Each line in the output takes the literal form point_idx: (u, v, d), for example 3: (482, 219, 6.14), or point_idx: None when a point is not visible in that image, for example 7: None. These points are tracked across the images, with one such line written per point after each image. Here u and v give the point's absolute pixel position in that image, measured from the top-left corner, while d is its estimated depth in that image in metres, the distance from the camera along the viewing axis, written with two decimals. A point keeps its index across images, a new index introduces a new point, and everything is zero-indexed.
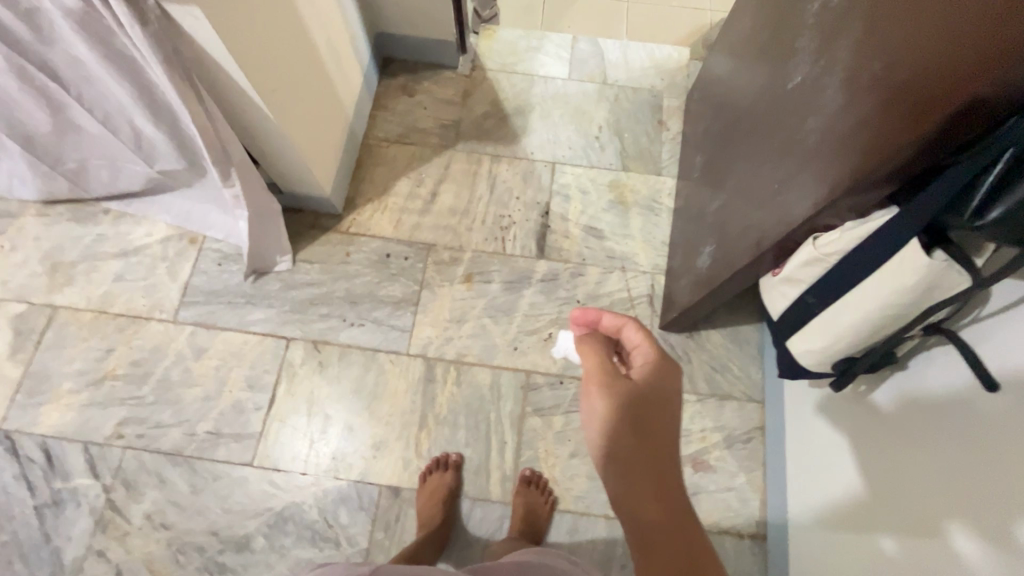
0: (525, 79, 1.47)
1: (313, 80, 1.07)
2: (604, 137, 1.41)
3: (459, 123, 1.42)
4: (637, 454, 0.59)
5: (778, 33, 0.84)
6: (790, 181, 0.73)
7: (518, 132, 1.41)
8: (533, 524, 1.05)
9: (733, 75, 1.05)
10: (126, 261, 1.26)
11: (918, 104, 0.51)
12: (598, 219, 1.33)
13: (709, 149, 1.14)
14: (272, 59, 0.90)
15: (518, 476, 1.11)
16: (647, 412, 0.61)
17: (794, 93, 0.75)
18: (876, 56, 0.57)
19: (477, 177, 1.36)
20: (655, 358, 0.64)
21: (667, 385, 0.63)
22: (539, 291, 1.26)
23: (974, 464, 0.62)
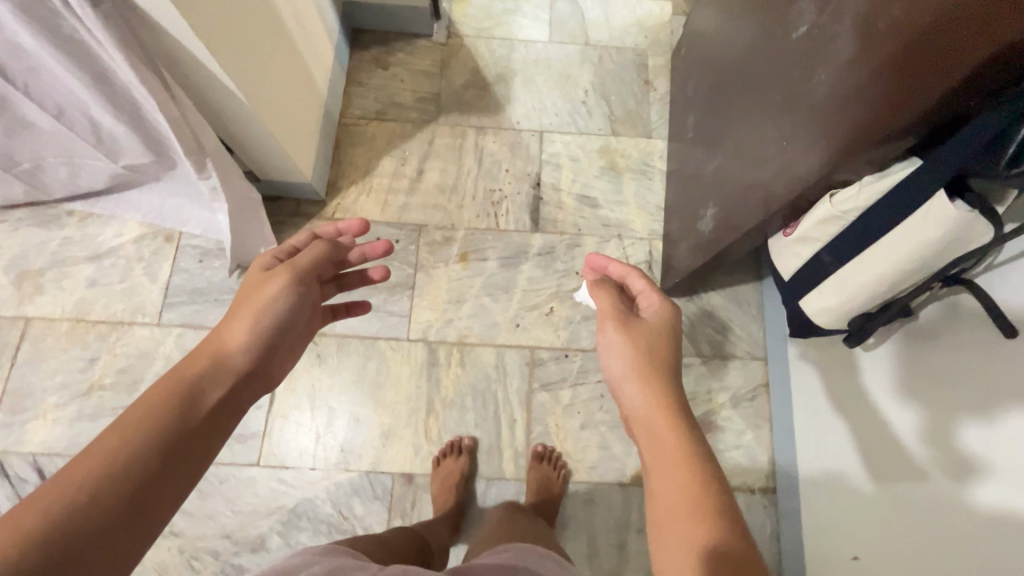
0: (504, 45, 1.40)
1: (281, 55, 0.99)
2: (591, 102, 1.36)
3: (440, 95, 1.35)
4: (650, 371, 0.69)
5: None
6: (798, 136, 0.70)
7: (501, 101, 1.35)
8: (548, 498, 1.05)
9: (724, 31, 1.01)
10: (98, 265, 1.19)
11: (940, 55, 0.48)
12: (591, 186, 1.29)
13: (702, 109, 1.11)
14: (236, 33, 0.82)
15: (530, 452, 1.11)
16: (657, 339, 0.73)
17: (799, 43, 0.72)
18: (889, 3, 0.54)
19: (463, 151, 1.31)
20: (659, 301, 0.77)
21: (671, 321, 0.76)
22: (537, 265, 1.23)
23: (927, 388, 0.74)
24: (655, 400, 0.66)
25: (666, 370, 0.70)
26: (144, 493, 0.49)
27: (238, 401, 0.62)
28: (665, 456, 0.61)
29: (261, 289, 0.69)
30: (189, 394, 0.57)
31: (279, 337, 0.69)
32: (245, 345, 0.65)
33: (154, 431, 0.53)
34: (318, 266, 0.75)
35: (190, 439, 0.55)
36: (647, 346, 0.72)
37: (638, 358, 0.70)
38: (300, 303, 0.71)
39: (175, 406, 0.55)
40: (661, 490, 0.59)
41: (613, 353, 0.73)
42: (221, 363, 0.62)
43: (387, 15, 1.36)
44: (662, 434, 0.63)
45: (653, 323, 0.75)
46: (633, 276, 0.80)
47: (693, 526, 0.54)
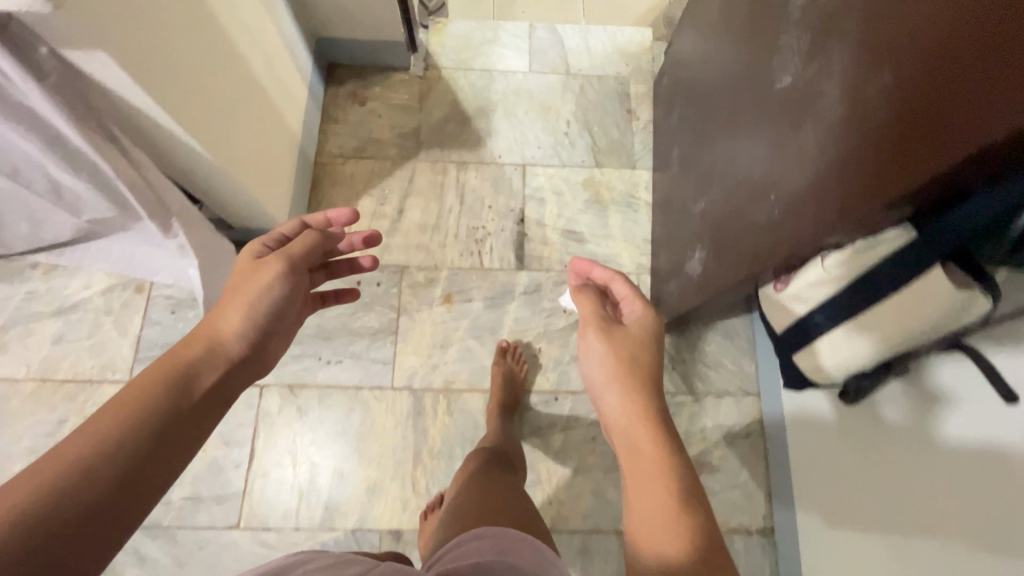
0: (483, 76, 1.38)
1: (247, 104, 0.95)
2: (573, 132, 1.34)
3: (419, 130, 1.32)
4: (631, 380, 0.66)
5: (758, 26, 0.78)
6: (789, 194, 0.68)
7: (482, 134, 1.33)
8: (512, 390, 1.11)
9: (706, 69, 0.99)
10: (65, 320, 1.14)
11: (931, 132, 0.46)
12: (576, 221, 1.27)
13: (686, 145, 1.09)
14: (196, 89, 0.78)
15: (496, 348, 1.16)
16: (639, 349, 0.69)
17: (785, 96, 0.70)
18: (880, 70, 0.52)
19: (444, 188, 1.28)
20: (642, 311, 0.74)
21: (655, 331, 0.73)
22: (523, 305, 1.20)
23: (916, 422, 0.73)
24: (635, 411, 0.63)
25: (647, 380, 0.67)
26: (139, 474, 0.47)
27: (233, 388, 0.60)
28: (644, 462, 0.59)
29: (255, 275, 0.68)
30: (183, 376, 0.55)
31: (275, 324, 0.68)
32: (239, 333, 0.63)
33: (148, 411, 0.50)
34: (311, 255, 0.75)
35: (185, 420, 0.53)
36: (629, 354, 0.69)
37: (619, 366, 0.67)
38: (293, 292, 0.70)
39: (169, 388, 0.53)
40: (638, 491, 0.57)
41: (594, 360, 0.70)
42: (216, 349, 0.60)
43: (362, 51, 1.34)
44: (640, 439, 0.61)
45: (637, 330, 0.72)
46: (617, 282, 0.79)
47: (667, 521, 0.54)
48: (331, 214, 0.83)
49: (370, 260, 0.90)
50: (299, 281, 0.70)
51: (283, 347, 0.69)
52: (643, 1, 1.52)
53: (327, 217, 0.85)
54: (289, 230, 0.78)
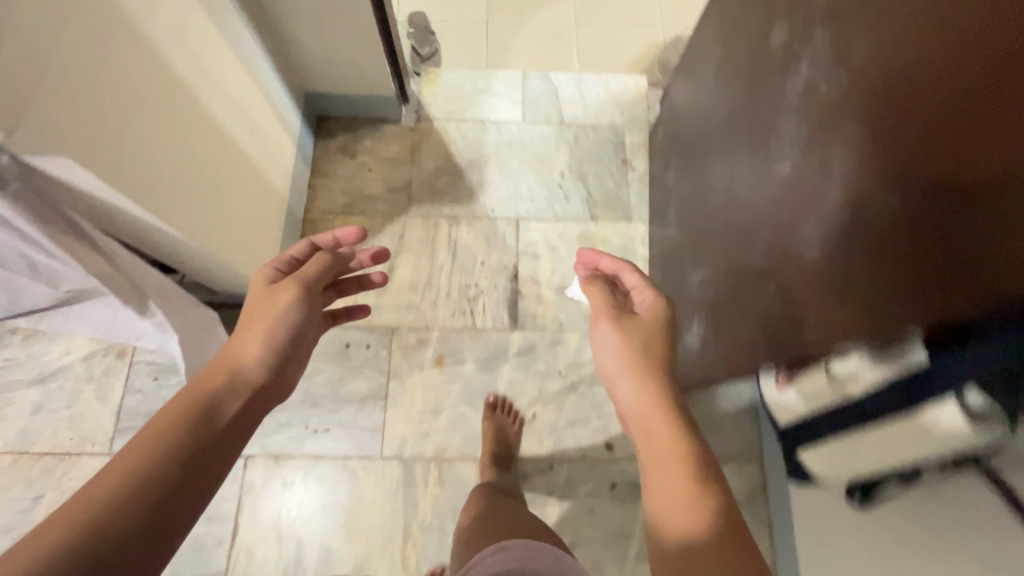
0: (476, 127, 1.36)
1: (227, 175, 0.92)
2: (567, 185, 1.32)
3: (410, 184, 1.29)
4: (645, 368, 0.65)
5: (754, 106, 0.75)
6: (791, 288, 0.64)
7: (475, 188, 1.30)
8: (504, 445, 1.08)
9: (702, 135, 0.97)
10: (44, 388, 1.10)
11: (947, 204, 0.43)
12: (571, 277, 1.24)
13: (682, 206, 1.06)
14: (164, 172, 0.75)
15: (484, 402, 1.13)
16: (650, 338, 0.68)
17: (783, 184, 0.67)
18: (893, 170, 0.49)
19: (436, 244, 1.25)
20: (652, 298, 0.73)
21: (667, 318, 0.71)
22: (517, 367, 1.17)
23: None
24: (649, 400, 0.63)
25: (660, 368, 0.66)
26: (163, 503, 0.50)
27: (253, 413, 0.62)
28: (659, 450, 0.58)
29: (270, 304, 0.68)
30: (205, 406, 0.58)
31: (293, 350, 0.68)
32: (259, 360, 0.65)
33: (171, 443, 0.53)
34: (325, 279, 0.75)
35: (208, 450, 0.56)
36: (641, 343, 0.68)
37: (632, 355, 0.66)
38: (309, 318, 0.71)
39: (190, 421, 0.56)
40: (659, 485, 0.56)
41: (607, 352, 0.69)
42: (237, 378, 0.62)
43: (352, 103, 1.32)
44: (656, 430, 0.60)
45: (648, 319, 0.71)
46: (626, 271, 0.77)
47: (693, 514, 0.53)
48: (338, 233, 0.80)
49: (381, 276, 0.88)
50: (312, 306, 0.71)
51: (298, 370, 0.71)
52: (626, 57, 1.59)
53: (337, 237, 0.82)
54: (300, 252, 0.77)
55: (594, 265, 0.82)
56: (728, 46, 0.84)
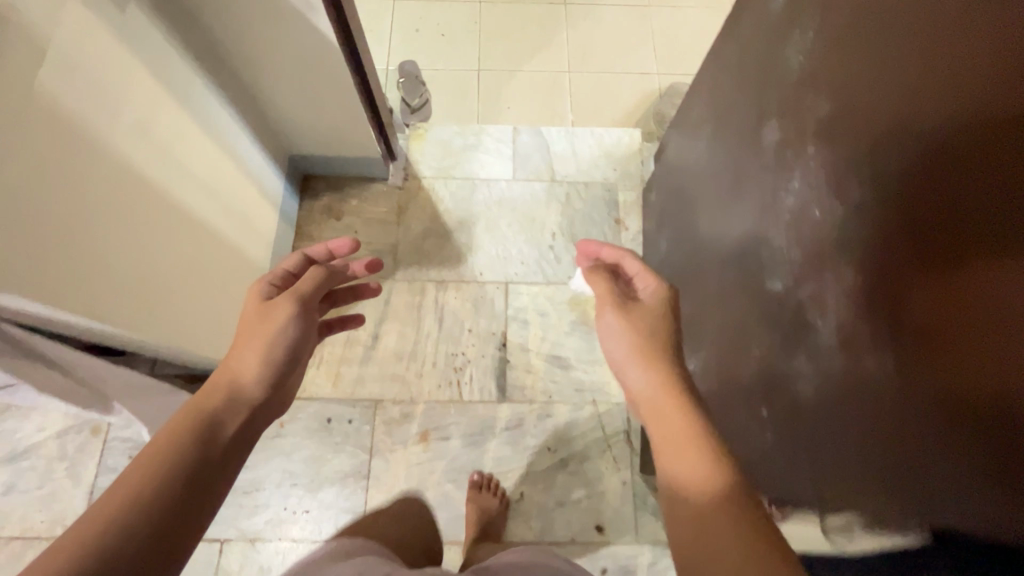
0: (465, 185, 1.32)
1: (197, 261, 0.88)
2: (559, 246, 1.28)
3: (397, 246, 1.26)
4: (655, 358, 0.60)
5: (755, 207, 0.72)
6: (796, 422, 0.61)
7: (463, 249, 1.27)
8: (488, 529, 1.02)
9: (701, 217, 0.93)
10: (14, 468, 1.07)
11: (963, 235, 0.41)
12: (562, 344, 1.20)
13: (681, 282, 1.02)
14: (125, 278, 0.71)
15: (468, 482, 1.09)
16: (661, 327, 0.63)
17: (786, 305, 0.62)
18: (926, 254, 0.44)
19: (422, 310, 1.21)
20: (659, 284, 0.68)
21: (675, 306, 0.67)
22: (505, 442, 1.12)
23: None
24: (665, 390, 0.57)
25: (673, 358, 0.60)
26: (160, 534, 0.47)
27: (254, 432, 0.58)
28: (677, 442, 0.53)
29: (269, 317, 0.64)
30: (201, 425, 0.54)
31: (292, 364, 0.65)
32: (259, 378, 0.60)
33: (168, 470, 0.49)
34: (320, 291, 0.70)
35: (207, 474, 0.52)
36: (651, 331, 0.63)
37: (641, 345, 0.61)
38: (308, 331, 0.66)
39: (188, 443, 0.52)
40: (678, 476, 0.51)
41: (614, 341, 0.64)
42: (236, 397, 0.58)
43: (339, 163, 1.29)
44: (671, 420, 0.55)
45: (654, 306, 0.66)
46: (629, 259, 0.72)
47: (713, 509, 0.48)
48: (331, 244, 0.75)
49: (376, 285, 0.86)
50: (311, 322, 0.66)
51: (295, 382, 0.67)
52: (620, 106, 1.56)
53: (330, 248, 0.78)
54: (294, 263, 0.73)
55: (595, 256, 0.75)
56: (731, 135, 0.81)
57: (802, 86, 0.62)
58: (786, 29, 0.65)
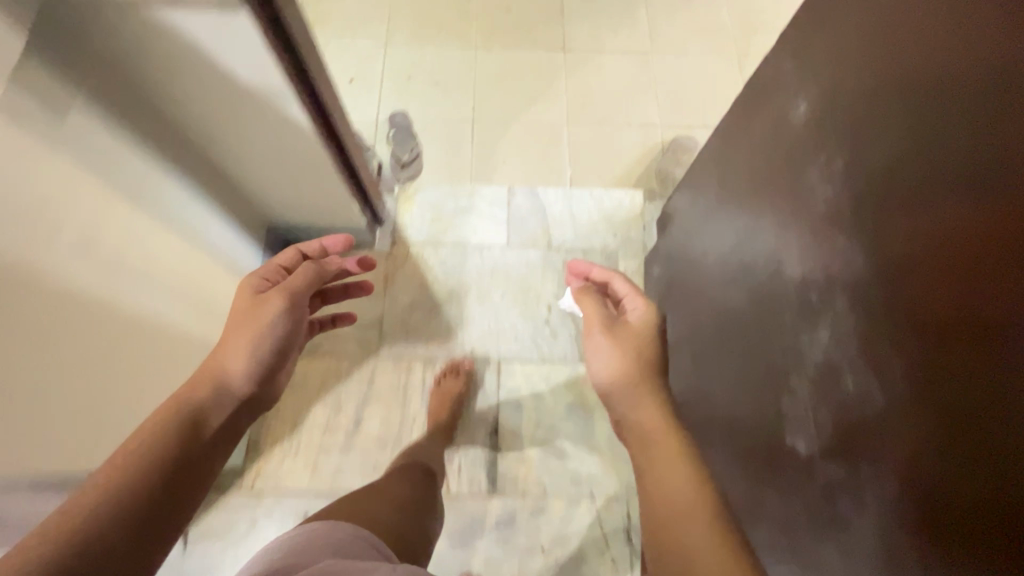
0: (456, 251, 1.25)
1: (146, 371, 0.80)
2: (555, 320, 1.20)
3: (382, 320, 1.18)
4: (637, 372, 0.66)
5: (773, 348, 0.64)
6: None
7: (452, 323, 1.19)
8: None
9: (715, 324, 0.85)
10: None
11: (930, 250, 0.42)
12: (557, 430, 1.12)
13: (693, 384, 0.95)
14: (79, 396, 0.67)
15: None
16: (643, 343, 0.70)
17: (816, 486, 0.57)
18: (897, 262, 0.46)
19: (408, 392, 1.13)
20: (644, 304, 0.75)
21: (657, 326, 0.73)
22: (495, 542, 1.04)
23: None
24: (646, 405, 0.63)
25: (654, 373, 0.67)
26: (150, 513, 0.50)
27: (241, 422, 0.63)
28: (656, 449, 0.58)
29: (258, 312, 0.68)
30: (193, 413, 0.58)
31: (278, 360, 0.69)
32: (245, 371, 0.65)
33: (161, 451, 0.54)
34: (309, 289, 0.76)
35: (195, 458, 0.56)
36: (635, 347, 0.69)
37: (624, 360, 0.67)
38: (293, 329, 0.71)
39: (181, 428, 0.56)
40: (655, 473, 0.56)
41: (600, 359, 0.70)
42: (224, 386, 0.63)
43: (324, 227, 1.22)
44: (652, 430, 0.60)
45: (640, 327, 0.72)
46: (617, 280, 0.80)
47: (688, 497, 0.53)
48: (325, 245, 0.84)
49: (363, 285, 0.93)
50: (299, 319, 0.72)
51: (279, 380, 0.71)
52: (621, 159, 1.48)
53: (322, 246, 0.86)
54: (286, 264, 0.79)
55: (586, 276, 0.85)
56: (745, 244, 0.74)
57: (829, 221, 0.55)
58: (812, 155, 0.58)
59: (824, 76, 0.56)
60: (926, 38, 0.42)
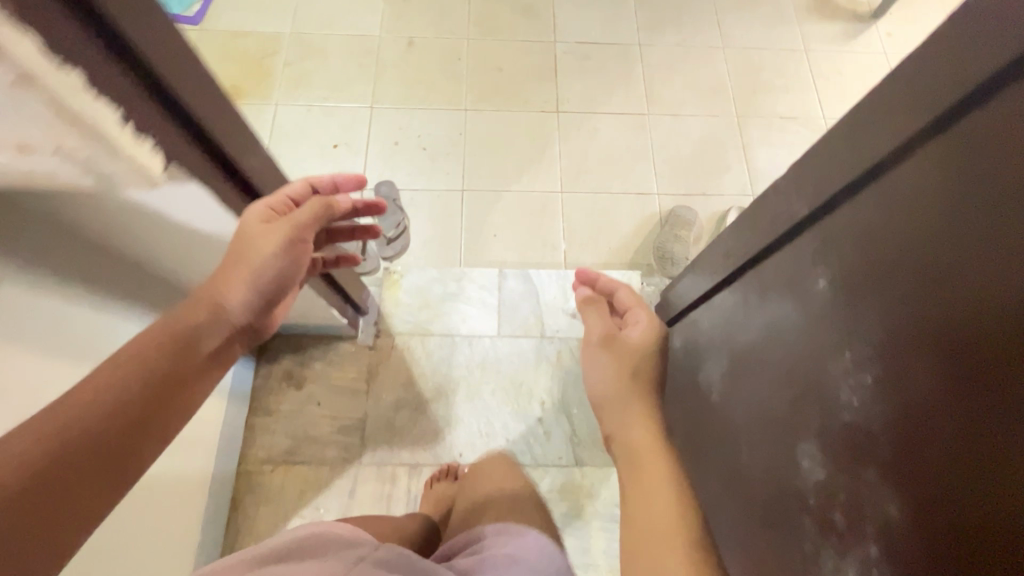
0: (444, 342, 1.18)
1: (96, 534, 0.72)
2: (548, 418, 1.13)
3: (364, 422, 1.11)
4: (630, 393, 0.67)
5: (788, 538, 0.60)
6: None
7: (440, 424, 1.12)
8: None
9: (711, 468, 0.80)
10: None
11: (948, 290, 0.42)
12: None
13: None
14: None
15: None
16: (639, 365, 0.70)
17: None
18: (908, 292, 0.46)
19: (392, 503, 1.06)
20: (646, 320, 0.75)
21: (657, 343, 0.73)
22: None
23: None
24: (643, 428, 0.64)
25: (647, 395, 0.68)
26: (123, 434, 0.48)
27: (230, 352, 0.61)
28: (647, 464, 0.61)
29: (258, 244, 0.64)
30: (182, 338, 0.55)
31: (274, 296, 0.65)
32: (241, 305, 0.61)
33: (144, 373, 0.51)
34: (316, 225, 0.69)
35: (175, 381, 0.53)
36: (631, 367, 0.69)
37: (618, 383, 0.68)
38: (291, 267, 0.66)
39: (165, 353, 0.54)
40: (641, 489, 0.59)
41: (596, 377, 0.70)
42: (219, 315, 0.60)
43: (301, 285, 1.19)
44: (642, 448, 0.62)
45: (638, 344, 0.72)
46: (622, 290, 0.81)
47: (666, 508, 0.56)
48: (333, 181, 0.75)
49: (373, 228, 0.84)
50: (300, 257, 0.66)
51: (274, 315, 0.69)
52: (618, 231, 1.42)
53: (335, 181, 0.77)
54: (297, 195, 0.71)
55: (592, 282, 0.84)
56: (756, 402, 0.68)
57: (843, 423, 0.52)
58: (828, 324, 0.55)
59: (850, 264, 0.53)
60: (966, 129, 0.42)
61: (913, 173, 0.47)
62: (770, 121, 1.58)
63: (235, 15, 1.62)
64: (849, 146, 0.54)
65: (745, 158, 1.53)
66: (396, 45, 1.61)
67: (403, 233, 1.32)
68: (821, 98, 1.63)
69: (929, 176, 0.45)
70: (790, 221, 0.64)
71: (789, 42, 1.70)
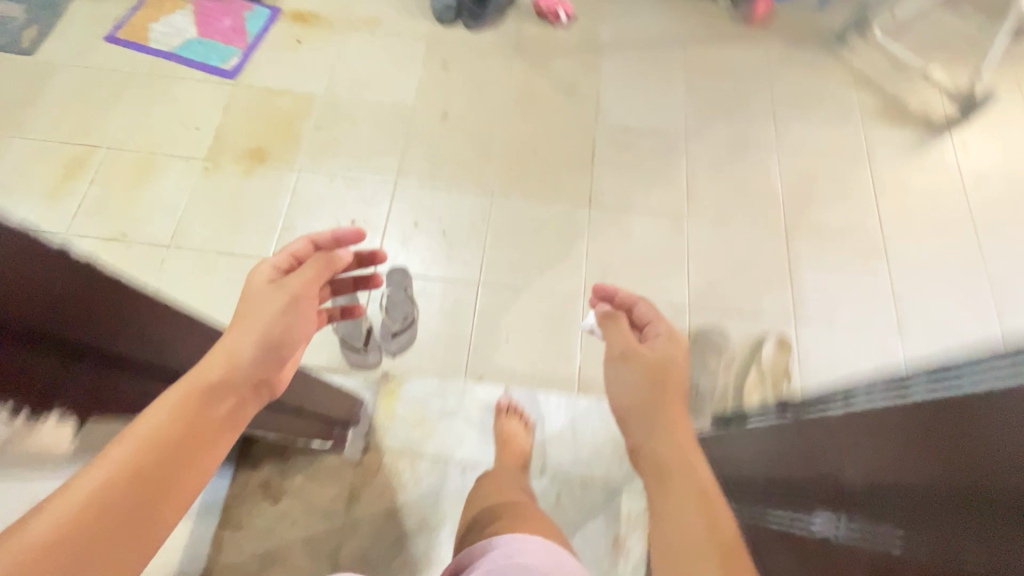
0: (435, 466, 1.11)
1: None
2: None
3: (339, 549, 1.02)
4: (654, 398, 0.65)
5: None
6: None
7: (421, 561, 1.02)
8: None
9: None
10: None
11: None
12: None
13: None
14: None
15: None
16: (662, 369, 0.68)
17: None
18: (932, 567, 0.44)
19: None
20: (667, 331, 0.74)
21: (680, 351, 0.71)
22: None
23: None
24: (670, 437, 0.60)
25: (676, 402, 0.65)
26: (138, 498, 0.47)
27: (246, 408, 0.60)
28: (677, 475, 0.56)
29: (262, 304, 0.66)
30: (201, 396, 0.55)
31: (282, 348, 0.65)
32: (254, 359, 0.61)
33: (160, 434, 0.50)
34: (317, 283, 0.73)
35: (189, 438, 0.52)
36: (652, 373, 0.68)
37: (643, 392, 0.67)
38: (299, 321, 0.68)
39: (185, 412, 0.53)
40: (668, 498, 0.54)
41: (626, 387, 0.69)
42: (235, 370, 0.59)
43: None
44: (671, 458, 0.58)
45: (662, 353, 0.70)
46: (642, 304, 0.79)
47: (692, 517, 0.52)
48: (336, 234, 0.79)
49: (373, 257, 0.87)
50: (300, 311, 0.68)
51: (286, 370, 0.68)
52: None
53: (334, 235, 0.80)
54: (298, 253, 0.75)
55: (611, 300, 0.84)
56: None
57: None
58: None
59: (895, 533, 0.50)
60: (943, 429, 0.42)
61: (937, 526, 0.44)
62: (820, 236, 1.46)
63: (271, 72, 1.59)
64: (865, 428, 0.53)
65: (788, 275, 1.40)
66: (430, 117, 1.55)
67: (411, 321, 1.25)
68: (880, 213, 1.49)
69: (943, 481, 0.43)
70: (823, 475, 0.62)
71: (850, 147, 1.57)
